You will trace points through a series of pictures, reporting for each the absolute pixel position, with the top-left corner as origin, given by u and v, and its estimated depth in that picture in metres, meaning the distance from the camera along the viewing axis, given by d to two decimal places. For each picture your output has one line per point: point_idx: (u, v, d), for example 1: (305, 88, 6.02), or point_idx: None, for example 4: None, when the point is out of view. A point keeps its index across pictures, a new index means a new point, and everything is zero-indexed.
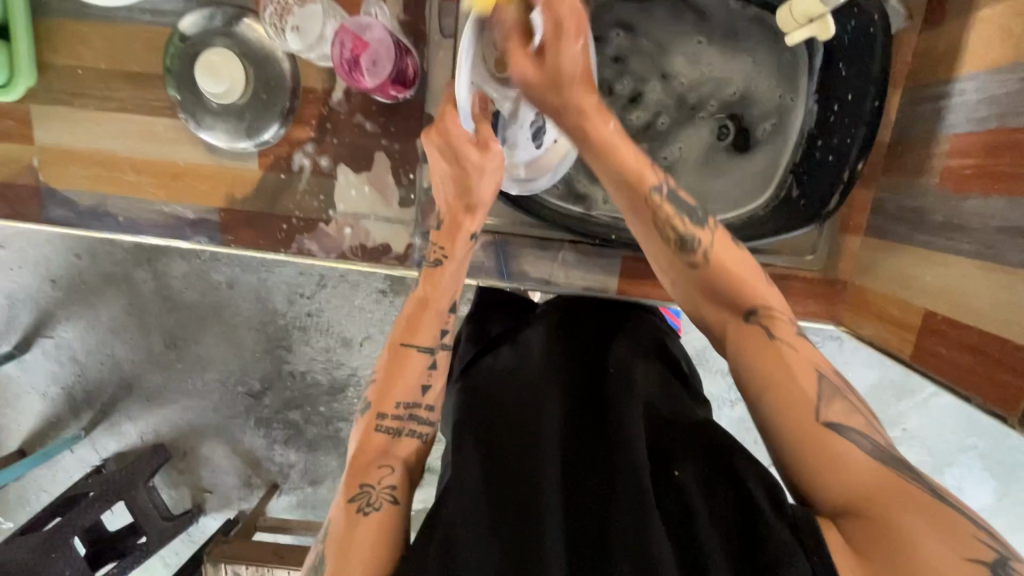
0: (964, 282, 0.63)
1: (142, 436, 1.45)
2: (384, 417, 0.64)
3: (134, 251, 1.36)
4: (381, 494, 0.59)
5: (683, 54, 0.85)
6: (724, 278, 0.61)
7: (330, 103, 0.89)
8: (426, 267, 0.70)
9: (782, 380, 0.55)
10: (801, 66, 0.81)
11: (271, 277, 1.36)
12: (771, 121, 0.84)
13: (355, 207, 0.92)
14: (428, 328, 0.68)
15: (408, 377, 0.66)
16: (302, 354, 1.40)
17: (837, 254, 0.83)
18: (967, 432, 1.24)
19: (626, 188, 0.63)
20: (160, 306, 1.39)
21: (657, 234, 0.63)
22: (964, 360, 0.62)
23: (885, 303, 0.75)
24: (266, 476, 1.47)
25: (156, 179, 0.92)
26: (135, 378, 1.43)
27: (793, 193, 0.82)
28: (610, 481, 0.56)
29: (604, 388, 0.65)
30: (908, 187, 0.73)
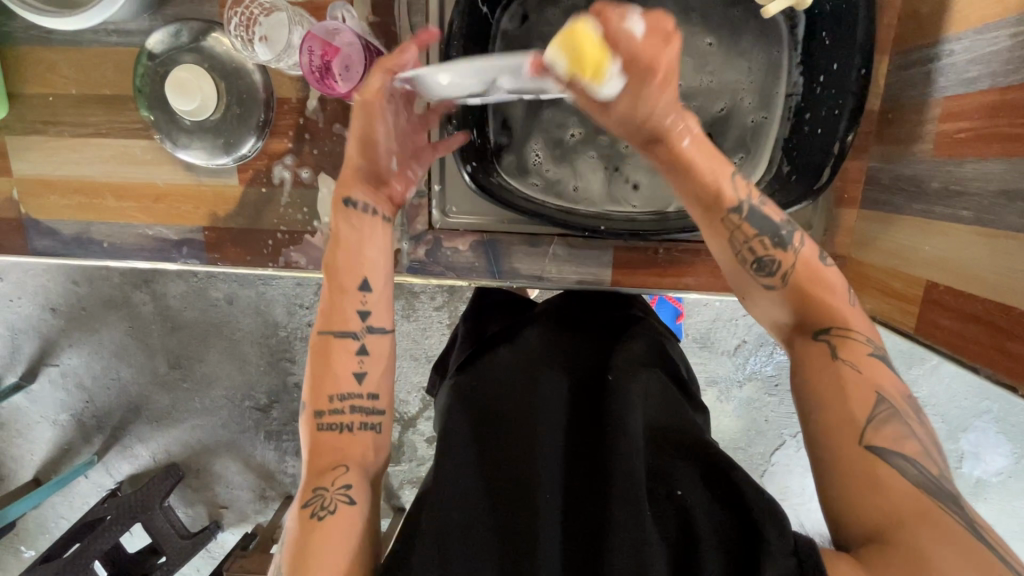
0: (962, 249, 0.61)
1: (153, 457, 1.45)
2: (322, 414, 0.63)
3: (127, 273, 1.36)
4: (334, 497, 0.57)
5: (690, 57, 0.81)
6: (805, 304, 0.59)
7: (306, 112, 0.87)
8: (327, 252, 0.68)
9: (834, 395, 0.53)
10: (785, 64, 0.79)
11: (268, 290, 1.35)
12: (743, 143, 0.81)
13: None
14: (347, 314, 0.66)
15: (337, 368, 0.64)
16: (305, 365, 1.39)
17: (833, 229, 0.80)
18: (981, 397, 1.22)
19: (700, 205, 0.61)
20: (159, 327, 1.38)
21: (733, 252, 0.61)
22: (971, 329, 0.60)
23: (886, 278, 0.73)
24: (279, 488, 1.46)
25: (137, 202, 0.91)
26: (141, 401, 1.42)
27: (783, 168, 0.80)
28: (605, 491, 0.55)
29: (601, 396, 0.63)
30: (902, 154, 0.71)
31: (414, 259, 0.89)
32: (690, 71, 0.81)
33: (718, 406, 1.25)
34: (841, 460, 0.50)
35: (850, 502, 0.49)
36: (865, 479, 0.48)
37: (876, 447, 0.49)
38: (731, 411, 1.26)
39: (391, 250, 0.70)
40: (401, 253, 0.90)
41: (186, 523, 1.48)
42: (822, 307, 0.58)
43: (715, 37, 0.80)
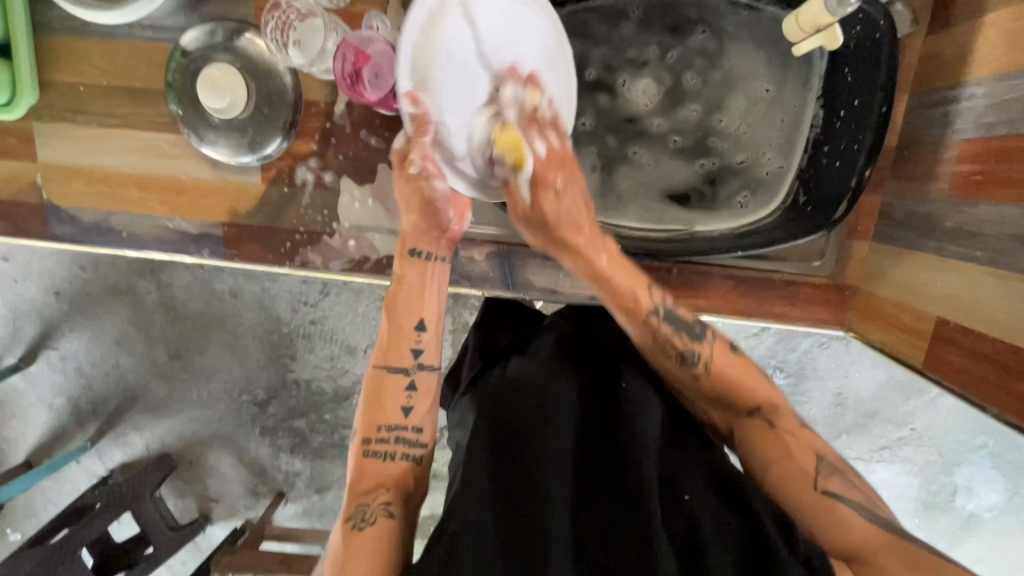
0: (976, 288, 0.62)
1: (150, 446, 1.45)
2: (370, 440, 0.67)
3: (137, 263, 1.37)
4: (376, 510, 0.61)
5: (744, 97, 0.83)
6: (722, 382, 0.65)
7: (333, 116, 0.88)
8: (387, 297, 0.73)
9: (782, 453, 0.60)
10: (809, 101, 0.80)
11: (275, 286, 1.36)
12: (744, 190, 0.83)
13: (358, 220, 0.91)
14: (402, 351, 0.70)
15: (387, 401, 0.68)
16: (307, 363, 1.40)
17: (846, 260, 0.82)
18: (975, 431, 1.23)
19: (624, 312, 0.68)
20: (163, 317, 1.39)
21: (657, 355, 0.67)
22: (980, 368, 0.61)
23: (899, 312, 0.73)
24: (272, 485, 1.47)
25: (159, 194, 0.92)
26: (142, 389, 1.43)
27: (800, 199, 0.80)
28: (619, 495, 0.56)
29: (609, 404, 0.65)
30: (917, 191, 0.72)
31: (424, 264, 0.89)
32: (735, 114, 0.83)
33: None
34: (803, 501, 0.57)
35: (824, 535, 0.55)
36: (829, 519, 0.56)
37: (831, 492, 0.57)
38: None
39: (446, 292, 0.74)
40: None
41: (177, 515, 1.48)
42: (743, 389, 0.65)
43: (774, 85, 0.81)
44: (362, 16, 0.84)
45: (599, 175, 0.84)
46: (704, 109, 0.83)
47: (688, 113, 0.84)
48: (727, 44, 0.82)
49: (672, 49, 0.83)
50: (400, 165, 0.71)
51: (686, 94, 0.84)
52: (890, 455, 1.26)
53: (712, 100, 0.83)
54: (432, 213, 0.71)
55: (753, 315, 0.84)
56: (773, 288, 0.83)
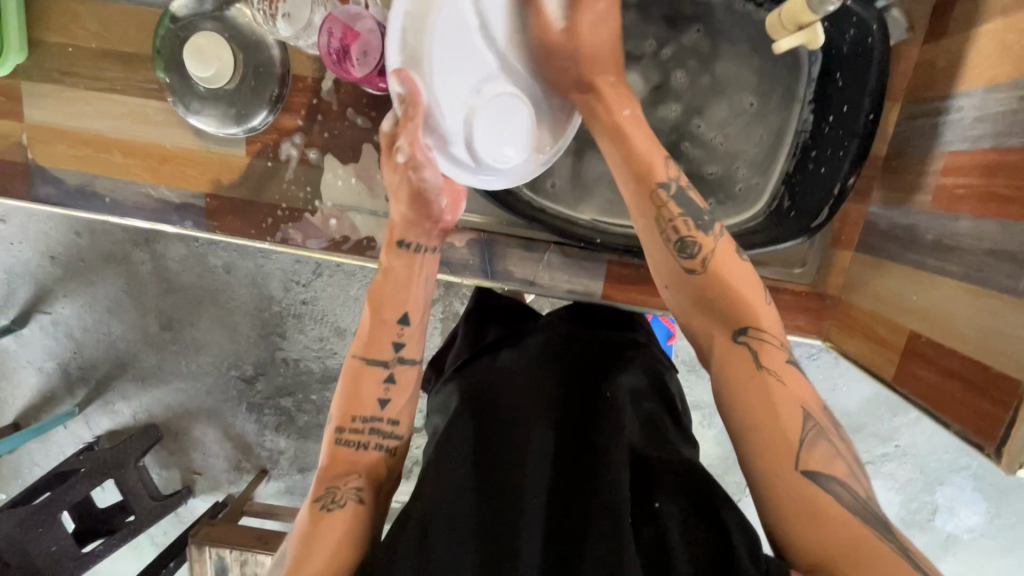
0: (947, 302, 0.61)
1: (135, 415, 1.46)
2: (343, 429, 0.66)
3: (130, 232, 1.36)
4: (346, 494, 0.62)
5: (727, 105, 0.81)
6: (718, 290, 0.61)
7: (320, 92, 0.87)
8: (372, 282, 0.71)
9: (762, 403, 0.57)
10: (798, 103, 0.78)
11: (267, 263, 1.35)
12: (711, 195, 0.82)
13: (341, 199, 0.90)
14: (383, 344, 0.69)
15: (365, 394, 0.67)
16: (295, 343, 1.40)
17: (828, 268, 0.81)
18: (960, 451, 1.22)
19: (633, 175, 0.65)
20: (157, 288, 1.39)
21: (659, 233, 0.64)
22: (948, 385, 0.60)
23: (873, 323, 0.73)
24: (255, 461, 1.48)
25: (144, 162, 0.91)
26: (130, 358, 1.43)
27: (784, 204, 0.78)
28: (589, 501, 0.56)
29: (590, 407, 0.64)
30: (903, 202, 0.71)
31: None
32: (714, 121, 0.81)
33: (698, 431, 1.25)
34: (782, 483, 0.54)
35: (799, 535, 0.53)
36: (809, 512, 0.53)
37: (811, 471, 0.54)
38: (711, 438, 1.26)
39: (435, 282, 0.72)
40: None
41: (159, 485, 1.49)
42: (736, 302, 0.61)
43: (758, 98, 0.80)
44: None
45: (572, 159, 0.86)
46: (683, 111, 0.82)
47: (667, 112, 0.81)
48: (731, 41, 0.79)
49: (667, 46, 0.80)
50: (388, 150, 0.66)
51: (669, 92, 0.81)
52: (873, 471, 1.25)
53: (694, 104, 0.81)
54: (423, 203, 0.66)
55: None
56: None
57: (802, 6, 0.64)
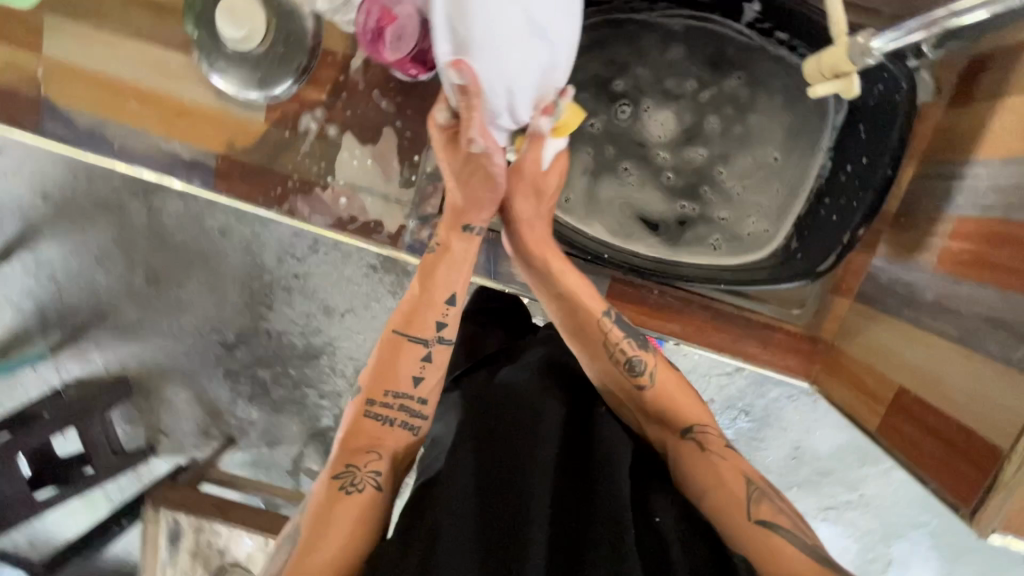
0: (940, 363, 0.62)
1: (107, 365, 1.43)
2: (374, 403, 0.69)
3: (131, 180, 1.34)
4: (364, 477, 0.63)
5: (749, 155, 0.83)
6: (661, 400, 0.69)
7: (348, 70, 0.86)
8: (426, 256, 0.75)
9: (712, 479, 0.61)
10: (819, 155, 0.79)
11: (265, 233, 1.34)
12: (720, 233, 0.83)
13: (353, 178, 0.89)
14: (426, 322, 0.73)
15: (400, 369, 0.70)
16: (281, 316, 1.38)
17: (824, 313, 0.83)
18: (922, 509, 1.24)
19: (579, 312, 0.74)
20: (147, 241, 1.36)
21: (606, 355, 0.72)
22: (932, 447, 0.61)
23: (863, 373, 0.74)
24: (224, 430, 1.46)
25: (159, 114, 0.90)
26: (110, 307, 1.40)
27: (791, 245, 0.80)
28: (592, 508, 0.56)
29: (588, 425, 0.68)
30: (905, 260, 0.73)
31: (416, 239, 0.89)
32: (736, 170, 0.83)
33: None
34: (743, 528, 0.57)
35: (768, 571, 0.54)
36: (771, 552, 0.55)
37: (764, 521, 0.57)
38: None
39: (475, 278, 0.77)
40: (406, 230, 0.89)
41: (122, 438, 1.46)
42: (676, 406, 0.68)
43: (782, 153, 0.82)
44: None
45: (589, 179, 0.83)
46: (710, 155, 0.84)
47: (694, 155, 0.84)
48: (769, 90, 0.81)
49: (708, 88, 0.82)
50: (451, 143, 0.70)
51: (699, 135, 0.83)
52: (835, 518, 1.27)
53: (720, 150, 0.83)
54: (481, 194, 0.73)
55: (723, 349, 0.85)
56: (746, 326, 0.85)
57: (840, 53, 0.58)
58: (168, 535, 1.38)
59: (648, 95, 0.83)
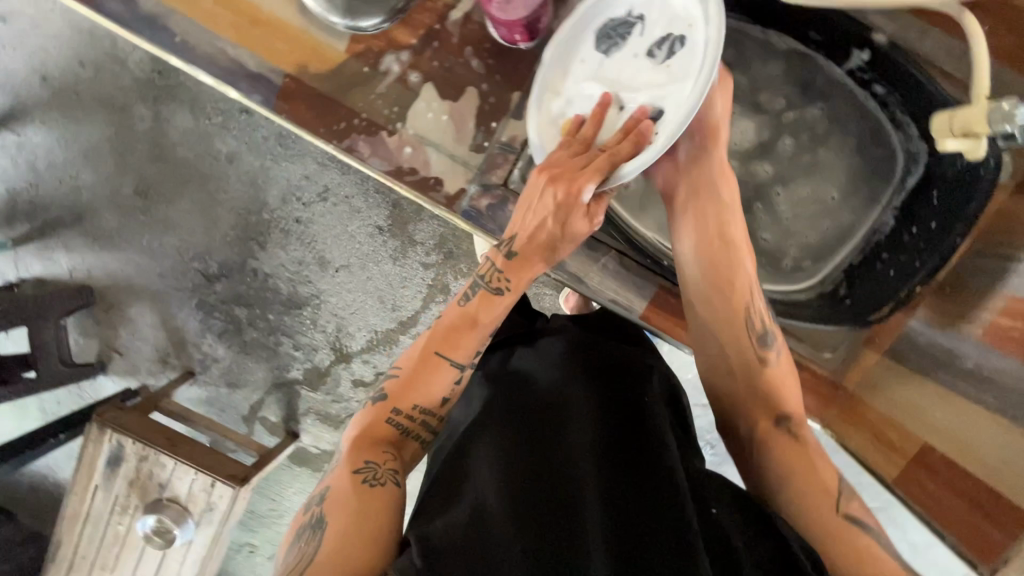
0: (970, 426, 0.66)
1: (72, 270, 1.47)
2: (396, 413, 0.68)
3: (141, 86, 1.40)
4: (384, 474, 0.63)
5: (809, 188, 0.84)
6: (774, 386, 0.68)
7: (446, 21, 0.85)
8: (483, 290, 0.70)
9: (807, 467, 0.61)
10: (880, 204, 0.81)
11: (274, 168, 1.40)
12: (764, 260, 0.85)
13: (424, 131, 0.86)
14: (461, 344, 0.69)
15: (432, 385, 0.69)
16: (271, 258, 1.43)
17: (852, 363, 0.84)
18: None
19: (726, 283, 0.72)
20: (146, 151, 1.43)
21: (739, 322, 0.71)
22: (949, 499, 0.66)
23: (885, 427, 0.77)
24: (183, 362, 1.49)
25: (232, 18, 0.86)
26: (89, 210, 1.45)
27: (839, 290, 0.82)
28: (653, 501, 0.56)
29: (631, 413, 0.66)
30: (948, 327, 0.74)
31: (474, 206, 0.84)
32: (792, 197, 0.85)
33: None
34: (823, 526, 0.57)
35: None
36: (862, 561, 0.54)
37: (856, 518, 0.57)
38: None
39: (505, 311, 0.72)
40: (465, 194, 0.86)
41: (73, 350, 1.49)
42: (784, 394, 0.68)
43: (840, 195, 0.83)
44: None
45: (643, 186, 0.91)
46: (773, 175, 0.85)
47: (759, 169, 0.84)
48: (844, 132, 0.82)
49: (794, 109, 0.83)
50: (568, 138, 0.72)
51: (772, 152, 0.84)
52: None
53: (784, 174, 0.84)
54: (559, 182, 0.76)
55: None
56: None
57: (980, 114, 0.58)
58: (107, 459, 1.31)
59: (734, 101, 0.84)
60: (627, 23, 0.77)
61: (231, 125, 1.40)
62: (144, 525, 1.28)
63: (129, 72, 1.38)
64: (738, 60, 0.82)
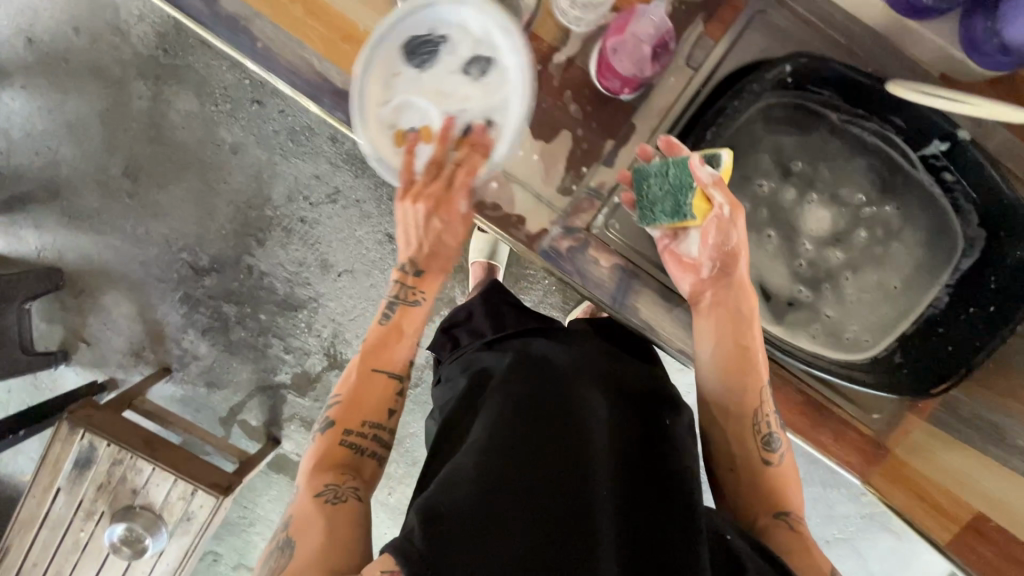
0: (1013, 493, 0.77)
1: (39, 250, 1.40)
2: (349, 432, 0.77)
3: (144, 61, 1.34)
4: (345, 490, 0.71)
5: (874, 275, 0.90)
6: (777, 477, 0.78)
7: (550, 62, 0.82)
8: (399, 306, 0.86)
9: (799, 541, 0.72)
10: (937, 287, 0.88)
11: (280, 164, 1.36)
12: (822, 330, 0.90)
13: (513, 169, 0.85)
14: (392, 356, 0.83)
15: (366, 399, 0.80)
16: (270, 255, 1.39)
17: (897, 427, 0.89)
18: None
19: (739, 378, 0.81)
20: (141, 130, 1.37)
21: (752, 423, 0.80)
22: (1008, 569, 0.77)
23: (933, 490, 0.85)
24: (160, 356, 1.45)
25: (322, 31, 0.83)
26: (66, 187, 1.38)
27: (894, 358, 0.88)
28: (668, 512, 0.67)
29: (649, 432, 0.77)
30: (992, 401, 0.81)
31: (555, 247, 0.86)
32: (859, 282, 0.90)
33: None
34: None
35: None
36: None
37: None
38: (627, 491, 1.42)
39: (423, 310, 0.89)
40: (547, 234, 0.86)
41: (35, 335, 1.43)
42: (781, 484, 0.78)
43: (902, 283, 0.89)
44: None
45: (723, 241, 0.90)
46: (844, 261, 0.91)
47: (832, 256, 0.90)
48: (916, 227, 0.88)
49: (872, 206, 0.89)
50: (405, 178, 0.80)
51: (847, 240, 0.90)
52: None
53: (856, 261, 0.90)
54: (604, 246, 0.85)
55: (804, 434, 0.88)
56: (824, 419, 0.89)
57: None
58: (75, 463, 1.20)
59: (814, 190, 0.89)
60: (433, 42, 0.77)
61: (241, 115, 1.35)
62: (112, 535, 1.17)
63: (132, 44, 1.33)
64: (823, 150, 0.89)
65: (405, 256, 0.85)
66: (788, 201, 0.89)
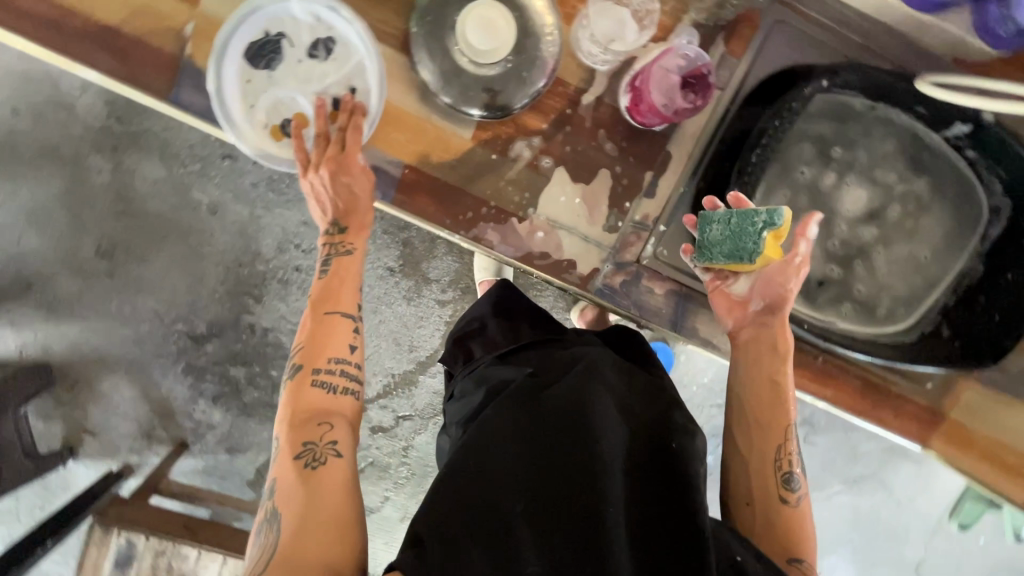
0: None
1: (22, 350, 1.20)
2: (317, 371, 0.66)
3: (97, 134, 1.17)
4: (325, 450, 0.61)
5: (903, 248, 0.92)
6: (797, 521, 0.70)
7: (578, 105, 0.83)
8: (336, 256, 0.73)
9: None
10: (966, 251, 0.90)
11: (265, 217, 1.22)
12: (857, 308, 0.92)
13: (557, 214, 0.84)
14: (342, 297, 0.72)
15: (332, 342, 0.69)
16: (271, 310, 1.24)
17: (950, 391, 0.93)
18: (852, 528, 1.49)
19: (771, 409, 0.74)
20: (109, 205, 1.19)
21: (772, 457, 0.73)
22: None
23: (995, 448, 0.89)
24: (174, 432, 1.26)
25: None
26: (40, 279, 1.19)
27: (943, 331, 0.91)
28: (674, 526, 0.57)
29: (658, 409, 0.67)
30: None
31: (610, 283, 0.86)
32: (889, 256, 0.92)
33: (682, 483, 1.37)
34: None
35: None
36: None
37: None
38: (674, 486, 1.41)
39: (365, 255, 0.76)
40: (599, 273, 0.86)
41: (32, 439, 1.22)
42: (799, 528, 0.69)
43: (932, 254, 0.92)
44: (670, 28, 0.82)
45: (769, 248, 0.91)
46: (876, 236, 0.92)
47: (864, 232, 0.92)
48: (947, 202, 0.91)
49: (904, 183, 0.91)
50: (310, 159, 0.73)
51: (880, 217, 0.92)
52: None
53: (887, 236, 0.92)
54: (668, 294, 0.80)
55: (863, 415, 0.92)
56: (884, 398, 0.93)
57: None
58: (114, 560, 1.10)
59: (852, 172, 0.91)
60: (275, 42, 0.76)
61: (226, 180, 1.21)
62: None
63: (85, 116, 1.16)
64: (862, 134, 0.90)
65: (327, 221, 0.75)
66: (828, 184, 0.90)
